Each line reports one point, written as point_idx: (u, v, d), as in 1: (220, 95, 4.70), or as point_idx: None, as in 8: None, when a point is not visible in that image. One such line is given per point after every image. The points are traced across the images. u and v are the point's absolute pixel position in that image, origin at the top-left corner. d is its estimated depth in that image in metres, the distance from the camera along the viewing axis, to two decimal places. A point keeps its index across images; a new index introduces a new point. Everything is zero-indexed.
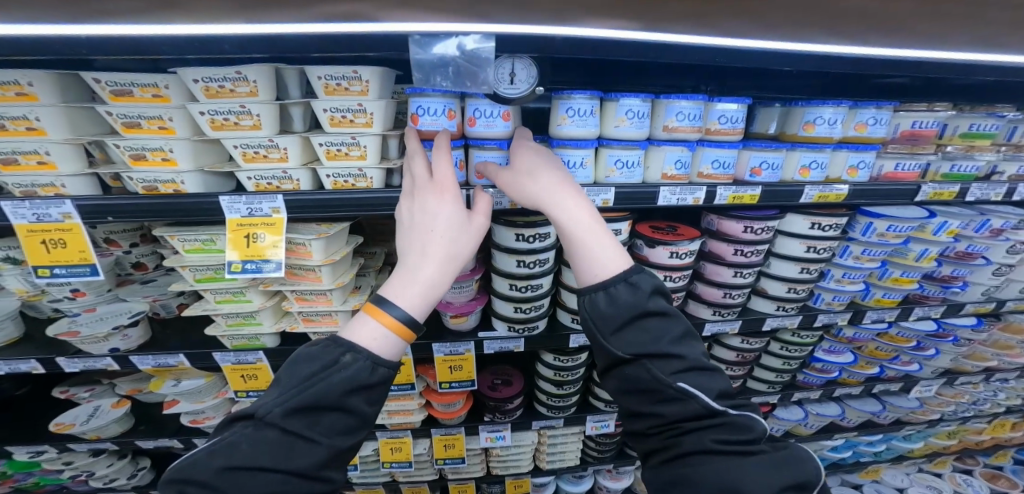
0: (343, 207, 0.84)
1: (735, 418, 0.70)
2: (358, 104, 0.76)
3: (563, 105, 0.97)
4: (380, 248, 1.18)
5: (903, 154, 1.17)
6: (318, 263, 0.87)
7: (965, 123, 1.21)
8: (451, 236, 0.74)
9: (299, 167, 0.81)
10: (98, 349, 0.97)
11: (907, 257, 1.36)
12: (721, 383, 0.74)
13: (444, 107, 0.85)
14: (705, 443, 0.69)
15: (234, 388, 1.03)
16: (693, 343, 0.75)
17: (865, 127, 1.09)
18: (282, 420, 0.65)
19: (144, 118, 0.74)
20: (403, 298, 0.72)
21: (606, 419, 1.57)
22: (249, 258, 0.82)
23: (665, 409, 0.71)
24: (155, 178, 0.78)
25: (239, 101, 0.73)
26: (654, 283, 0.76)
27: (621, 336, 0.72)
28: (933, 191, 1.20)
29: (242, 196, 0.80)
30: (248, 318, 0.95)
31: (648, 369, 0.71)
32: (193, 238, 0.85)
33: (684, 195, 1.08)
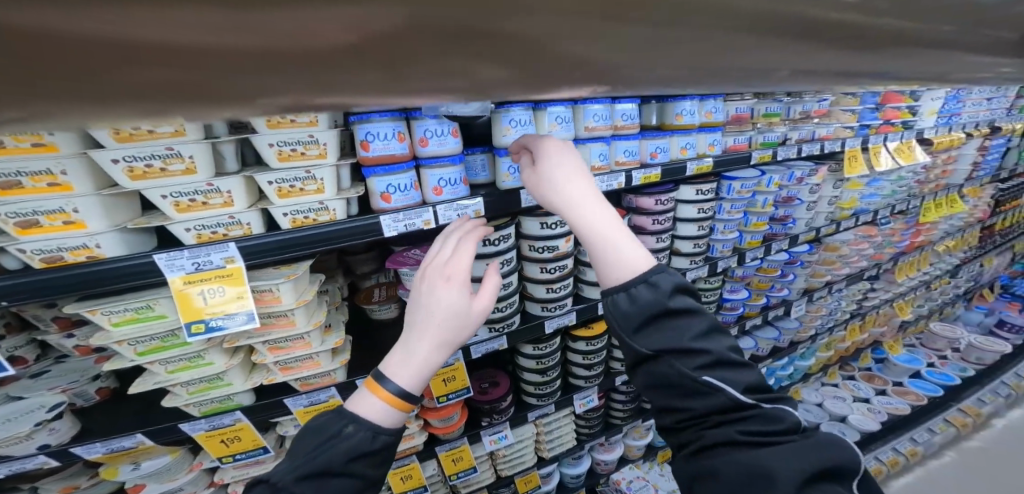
0: (320, 241, 0.83)
1: (767, 410, 0.66)
2: (309, 135, 0.75)
3: (505, 117, 0.99)
4: (330, 283, 1.12)
5: (735, 131, 1.44)
6: (290, 306, 0.84)
7: (762, 106, 1.51)
8: (455, 313, 0.73)
9: (247, 209, 0.78)
10: (22, 451, 0.81)
11: (756, 205, 1.60)
12: (751, 377, 0.69)
13: (394, 130, 0.85)
14: (732, 436, 0.64)
15: (217, 455, 0.93)
16: (721, 338, 0.72)
17: (711, 113, 1.31)
18: (295, 485, 0.66)
19: (24, 174, 0.63)
20: (400, 377, 0.72)
21: (590, 394, 1.69)
22: (207, 315, 0.76)
23: (693, 405, 0.68)
24: (58, 245, 0.69)
25: (164, 142, 0.68)
26: (679, 280, 0.72)
27: (644, 333, 0.70)
28: (760, 156, 1.47)
29: (185, 250, 0.75)
30: (214, 380, 0.87)
31: (671, 366, 0.68)
32: (122, 308, 0.77)
33: (609, 181, 1.17)
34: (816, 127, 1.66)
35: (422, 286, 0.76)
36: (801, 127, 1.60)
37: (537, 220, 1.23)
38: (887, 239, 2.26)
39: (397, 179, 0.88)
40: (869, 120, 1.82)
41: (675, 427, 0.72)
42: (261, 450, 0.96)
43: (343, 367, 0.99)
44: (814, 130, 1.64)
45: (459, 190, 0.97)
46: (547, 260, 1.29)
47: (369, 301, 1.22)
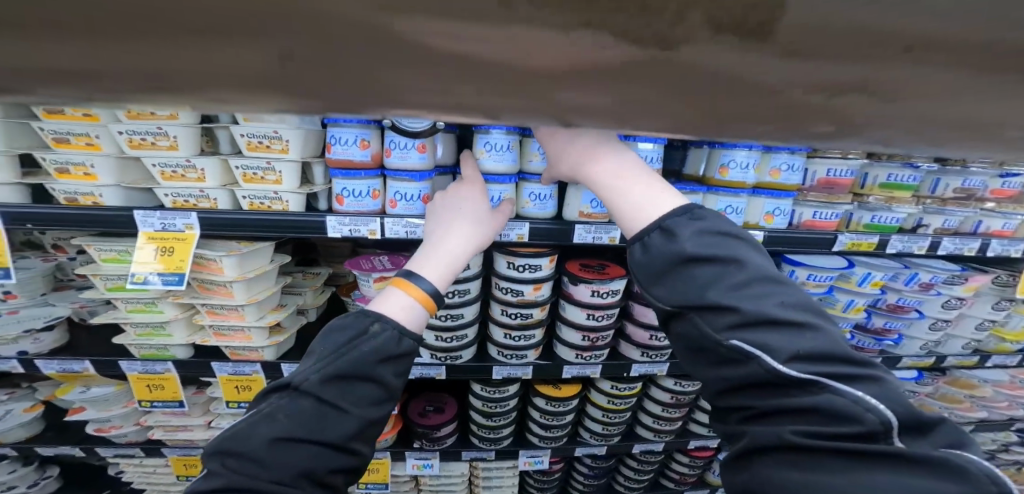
0: (259, 228, 0.88)
1: (844, 405, 0.47)
2: (273, 131, 0.82)
3: (481, 140, 0.97)
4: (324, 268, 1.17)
5: (822, 202, 1.07)
6: (229, 279, 0.89)
7: (882, 173, 1.12)
8: (475, 222, 0.84)
9: (217, 187, 0.84)
10: (6, 351, 0.92)
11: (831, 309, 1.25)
12: (818, 346, 0.50)
13: (357, 137, 0.90)
14: (780, 434, 0.48)
15: (139, 397, 1.04)
16: (770, 289, 0.54)
17: (779, 173, 0.98)
18: (320, 387, 0.64)
19: (72, 134, 0.75)
20: (428, 271, 0.77)
21: (539, 456, 1.58)
22: (158, 270, 0.82)
23: (724, 374, 0.53)
24: (75, 189, 0.79)
25: (157, 123, 0.75)
26: (713, 224, 0.57)
27: (659, 285, 0.58)
28: (850, 242, 1.11)
29: (157, 210, 0.82)
30: (157, 329, 0.95)
31: (695, 326, 0.55)
32: (110, 248, 0.84)
33: (599, 233, 1.07)
34: (975, 214, 1.23)
35: (445, 199, 0.88)
36: (951, 212, 1.19)
37: (504, 258, 1.12)
38: None
39: (353, 184, 0.93)
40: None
41: (717, 404, 0.57)
42: (177, 403, 1.06)
43: (273, 348, 1.05)
44: (977, 217, 1.24)
45: (418, 208, 0.96)
46: (510, 302, 1.18)
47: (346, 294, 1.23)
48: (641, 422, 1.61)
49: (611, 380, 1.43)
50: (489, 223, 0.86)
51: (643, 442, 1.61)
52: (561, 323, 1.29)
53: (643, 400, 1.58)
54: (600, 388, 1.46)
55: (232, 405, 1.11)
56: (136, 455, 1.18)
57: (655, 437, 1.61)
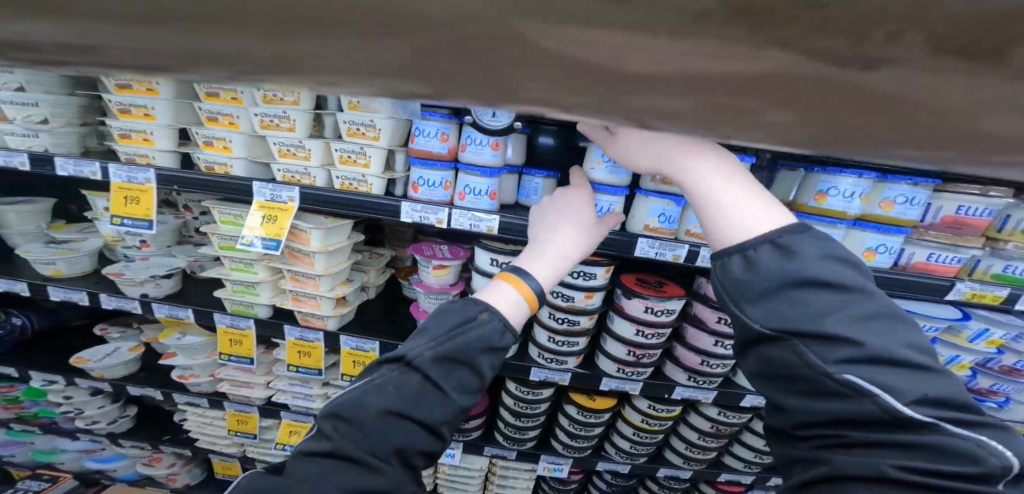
0: (348, 206, 1.00)
1: (956, 444, 0.46)
2: (369, 120, 0.93)
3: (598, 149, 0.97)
4: (388, 251, 1.33)
5: (941, 244, 1.05)
6: (313, 250, 1.01)
7: None
8: (581, 230, 0.83)
9: (318, 166, 0.97)
10: (132, 292, 1.07)
11: (933, 361, 1.25)
12: (939, 391, 0.49)
13: (439, 130, 1.00)
14: (880, 467, 0.46)
15: (220, 350, 1.16)
16: (890, 326, 0.52)
17: (891, 205, 0.98)
18: (429, 366, 0.65)
19: (221, 114, 0.90)
20: (536, 271, 0.79)
21: (560, 464, 1.61)
22: (261, 235, 0.95)
23: (818, 407, 0.51)
24: (213, 160, 0.94)
25: (283, 108, 0.88)
26: (834, 249, 0.55)
27: (763, 307, 0.55)
28: (970, 291, 1.09)
29: (269, 183, 0.95)
30: (249, 287, 1.08)
31: (795, 353, 0.52)
32: (229, 212, 0.99)
33: (664, 250, 1.06)
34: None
35: (554, 201, 0.87)
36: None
37: None
38: None
39: (429, 175, 1.04)
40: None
41: (793, 432, 0.54)
42: (248, 360, 1.18)
43: (335, 318, 1.16)
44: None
45: (484, 203, 1.06)
46: (558, 307, 1.24)
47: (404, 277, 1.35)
48: (673, 446, 1.60)
49: (649, 399, 1.45)
50: (595, 231, 0.84)
51: (670, 467, 1.61)
52: (606, 335, 1.33)
53: (679, 424, 1.57)
54: (635, 405, 1.48)
55: (291, 369, 1.23)
56: (202, 404, 1.32)
57: (684, 463, 1.60)
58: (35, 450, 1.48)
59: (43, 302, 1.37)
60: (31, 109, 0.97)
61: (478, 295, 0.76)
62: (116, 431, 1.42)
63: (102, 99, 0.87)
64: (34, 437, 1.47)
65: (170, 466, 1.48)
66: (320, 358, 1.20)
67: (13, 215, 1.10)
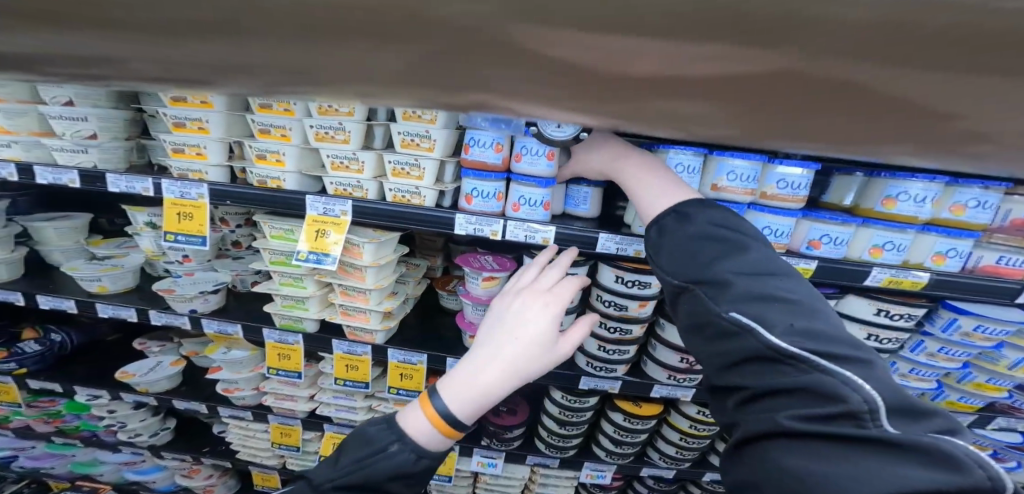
0: (397, 218, 0.95)
1: (824, 380, 0.50)
2: (425, 131, 0.89)
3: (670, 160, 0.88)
4: (423, 261, 1.29)
5: (1009, 247, 0.99)
6: (366, 264, 0.98)
7: None
8: (522, 349, 0.72)
9: (370, 179, 0.92)
10: (182, 308, 1.04)
11: (997, 364, 1.16)
12: (812, 327, 0.56)
13: (494, 141, 0.95)
14: (774, 419, 0.50)
15: (268, 364, 1.13)
16: (775, 277, 0.62)
17: (963, 209, 0.92)
18: (328, 492, 0.69)
19: (274, 126, 0.86)
20: (454, 399, 0.71)
21: (603, 470, 1.58)
22: (314, 250, 0.91)
23: (722, 347, 0.60)
24: (267, 174, 0.90)
25: (339, 119, 0.84)
26: (727, 218, 0.70)
27: (671, 262, 0.70)
28: None
29: (321, 196, 0.91)
30: (298, 302, 1.04)
31: (698, 298, 0.64)
32: (279, 226, 0.95)
33: None
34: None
35: (507, 304, 0.80)
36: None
37: (612, 272, 1.14)
38: None
39: (483, 186, 1.00)
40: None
41: (718, 384, 0.61)
42: (297, 375, 1.14)
43: (383, 332, 1.12)
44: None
45: (538, 214, 1.01)
46: (610, 315, 1.19)
47: (443, 288, 1.30)
48: (718, 451, 1.56)
49: (698, 404, 1.40)
50: (545, 355, 0.73)
51: (717, 472, 1.56)
52: (655, 341, 1.29)
53: (725, 430, 1.52)
54: (683, 412, 1.43)
55: (338, 382, 1.19)
56: (246, 418, 1.28)
57: None
58: (74, 462, 1.45)
59: (82, 318, 1.36)
60: (81, 124, 0.95)
61: (400, 412, 0.76)
62: (158, 444, 1.39)
63: (157, 112, 0.83)
64: (75, 450, 1.43)
65: (207, 477, 1.44)
66: (368, 372, 1.17)
67: (52, 231, 1.12)
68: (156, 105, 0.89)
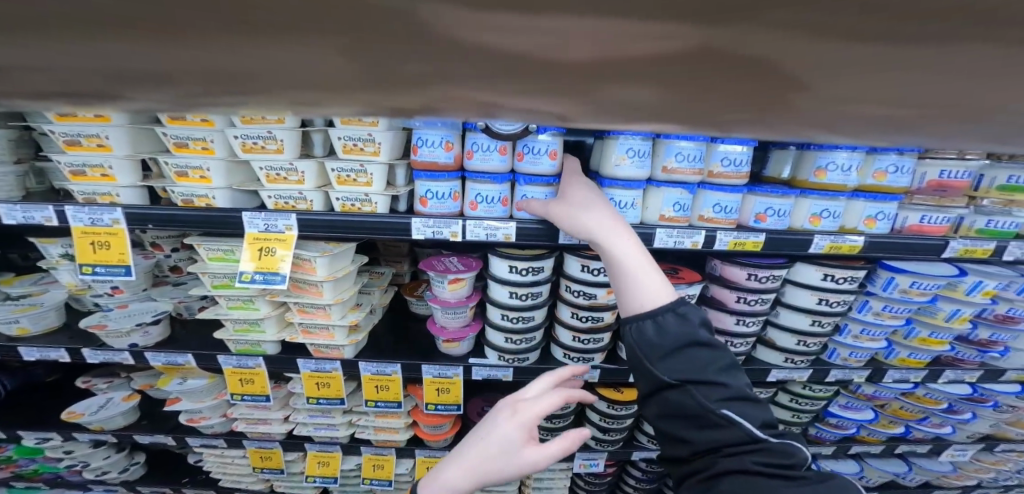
0: (342, 228, 0.89)
1: (779, 445, 0.66)
2: (368, 134, 0.83)
3: (620, 145, 0.88)
4: (388, 268, 1.24)
5: (928, 207, 0.97)
6: (320, 279, 0.92)
7: (1003, 174, 0.99)
8: (489, 456, 0.83)
9: (314, 189, 0.86)
10: (120, 343, 0.97)
11: (936, 317, 1.14)
12: (764, 415, 0.70)
13: (443, 139, 0.92)
14: (745, 465, 0.64)
15: (231, 390, 1.07)
16: (738, 374, 0.72)
17: (884, 176, 0.90)
18: None
19: (191, 139, 0.79)
20: (436, 480, 0.85)
21: (595, 458, 1.56)
22: (261, 269, 0.85)
23: (711, 435, 0.67)
24: (192, 192, 0.83)
25: (268, 127, 0.77)
26: (704, 316, 0.76)
27: (668, 362, 0.70)
28: (964, 248, 0.98)
29: (261, 212, 0.85)
30: (253, 325, 0.98)
31: (693, 397, 0.68)
32: (216, 248, 0.88)
33: (682, 237, 0.96)
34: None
35: (489, 421, 0.89)
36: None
37: (578, 262, 1.12)
38: None
39: (436, 186, 0.97)
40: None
41: (686, 456, 0.70)
42: (265, 398, 1.09)
43: (351, 346, 1.08)
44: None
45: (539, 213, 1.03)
46: (581, 305, 1.17)
47: (410, 295, 1.28)
48: None
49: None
50: (513, 464, 0.82)
51: None
52: None
53: None
54: None
55: (311, 401, 1.16)
56: (219, 445, 1.23)
57: None
58: None
59: (13, 362, 1.26)
60: None
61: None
62: (129, 479, 1.32)
63: (43, 131, 0.75)
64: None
65: None
66: (341, 387, 1.14)
67: None
68: (42, 123, 0.80)
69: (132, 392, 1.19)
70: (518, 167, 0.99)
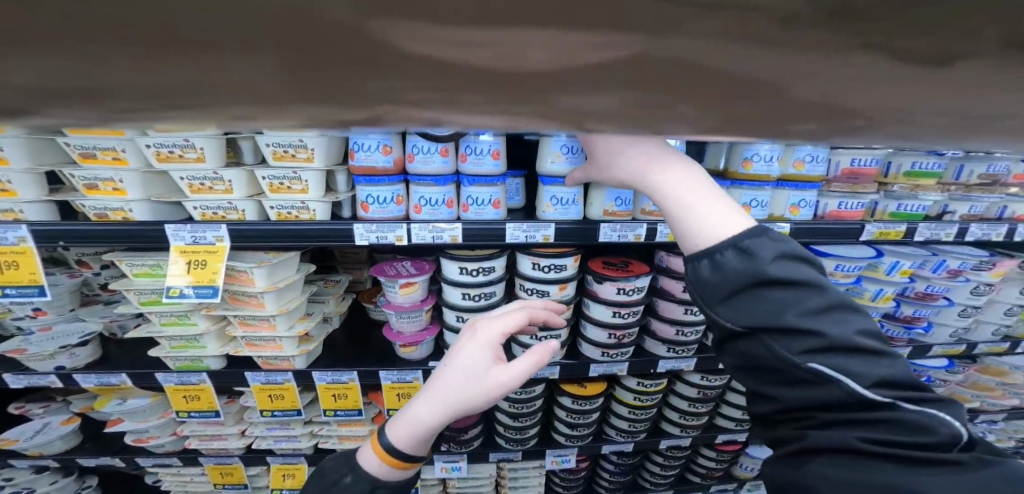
0: (275, 237, 0.87)
1: (908, 418, 0.48)
2: (298, 140, 0.80)
3: (557, 141, 0.95)
4: (345, 276, 1.23)
5: (845, 193, 1.01)
6: (261, 290, 0.90)
7: (907, 161, 1.05)
8: (458, 379, 0.77)
9: (244, 198, 0.84)
10: (44, 367, 0.95)
11: (863, 297, 1.17)
12: (890, 371, 0.51)
13: (379, 143, 0.91)
14: (845, 439, 0.49)
15: (176, 408, 1.05)
16: (847, 316, 0.53)
17: (802, 165, 0.94)
18: None
19: (98, 149, 0.75)
20: (397, 428, 0.78)
21: (567, 455, 1.56)
22: (195, 283, 0.82)
23: (800, 397, 0.51)
24: (105, 205, 0.80)
25: (184, 135, 0.74)
26: (791, 246, 0.54)
27: (731, 304, 0.54)
28: (878, 230, 1.05)
29: (187, 224, 0.82)
30: (191, 341, 0.96)
31: (767, 347, 0.52)
32: (141, 263, 0.86)
33: (625, 231, 1.07)
34: (998, 200, 1.15)
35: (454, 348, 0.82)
36: (979, 199, 1.11)
37: (528, 260, 1.13)
38: None
39: (378, 191, 0.95)
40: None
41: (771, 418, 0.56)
42: (214, 413, 1.08)
43: (301, 356, 1.06)
44: (1001, 203, 1.15)
45: (488, 213, 1.03)
46: None
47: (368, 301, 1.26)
48: (667, 418, 1.56)
49: (637, 376, 1.40)
50: (483, 380, 0.77)
51: (671, 437, 1.57)
52: (584, 322, 1.27)
53: (668, 395, 1.53)
54: (625, 386, 1.43)
55: (265, 414, 1.14)
56: (174, 464, 1.20)
57: (682, 432, 1.57)
58: None
59: None
60: None
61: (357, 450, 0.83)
62: None
63: None
64: None
65: None
66: (295, 398, 1.12)
67: None
68: None
69: (71, 415, 1.15)
70: (462, 168, 0.99)
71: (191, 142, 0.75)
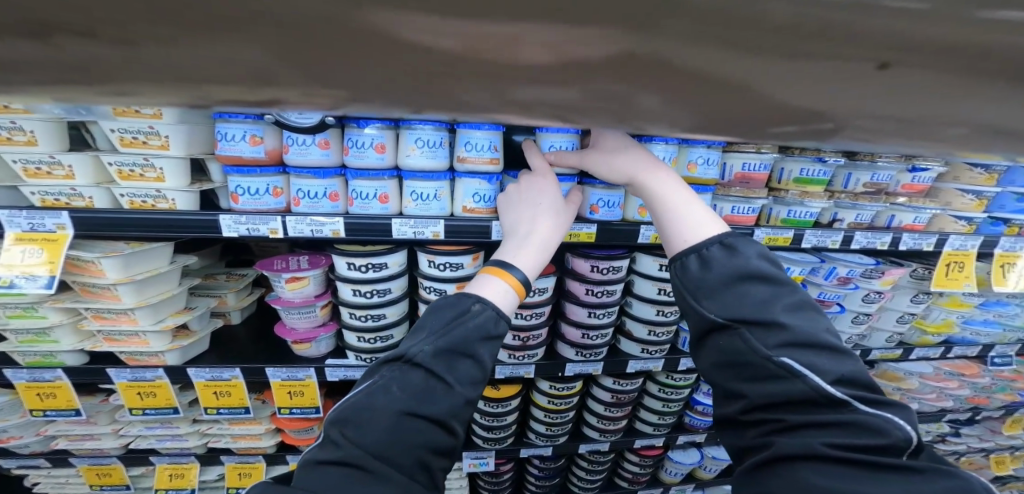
0: (138, 227, 0.87)
1: (865, 416, 0.55)
2: (149, 126, 0.82)
3: (409, 135, 0.94)
4: (251, 271, 1.19)
5: (739, 198, 1.16)
6: (112, 281, 0.89)
7: (795, 168, 1.20)
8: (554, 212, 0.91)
9: (90, 185, 0.85)
10: None
11: None
12: (853, 373, 0.60)
13: (246, 133, 0.88)
14: (808, 443, 0.55)
15: (30, 406, 1.05)
16: (813, 317, 0.65)
17: (695, 167, 1.05)
18: None
19: None
20: (519, 262, 0.85)
21: (485, 457, 1.52)
22: (20, 273, 0.83)
23: (771, 390, 0.60)
24: None
25: (10, 117, 0.77)
26: (764, 252, 0.69)
27: (717, 299, 0.66)
28: (767, 236, 1.21)
29: (23, 210, 0.83)
30: (40, 336, 0.96)
31: (743, 338, 0.62)
32: None
33: None
34: (887, 208, 1.33)
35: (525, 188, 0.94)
36: (864, 206, 1.28)
37: (425, 257, 1.11)
38: (999, 385, 1.91)
39: (249, 183, 0.93)
40: (1011, 212, 1.45)
41: (742, 420, 0.63)
42: (73, 411, 1.08)
43: (174, 352, 1.05)
44: (889, 212, 1.33)
45: (375, 207, 1.00)
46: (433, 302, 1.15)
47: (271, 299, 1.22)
48: (586, 421, 1.57)
49: (549, 379, 1.40)
50: (566, 212, 0.93)
51: (589, 442, 1.56)
52: None
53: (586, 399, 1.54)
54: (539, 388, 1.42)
55: (136, 412, 1.10)
56: (42, 465, 1.19)
57: (601, 436, 1.56)
58: None
59: None
60: None
61: None
62: None
63: None
64: None
65: None
66: (171, 396, 1.10)
67: None
68: None
69: None
70: (347, 161, 0.96)
71: (30, 122, 0.78)
